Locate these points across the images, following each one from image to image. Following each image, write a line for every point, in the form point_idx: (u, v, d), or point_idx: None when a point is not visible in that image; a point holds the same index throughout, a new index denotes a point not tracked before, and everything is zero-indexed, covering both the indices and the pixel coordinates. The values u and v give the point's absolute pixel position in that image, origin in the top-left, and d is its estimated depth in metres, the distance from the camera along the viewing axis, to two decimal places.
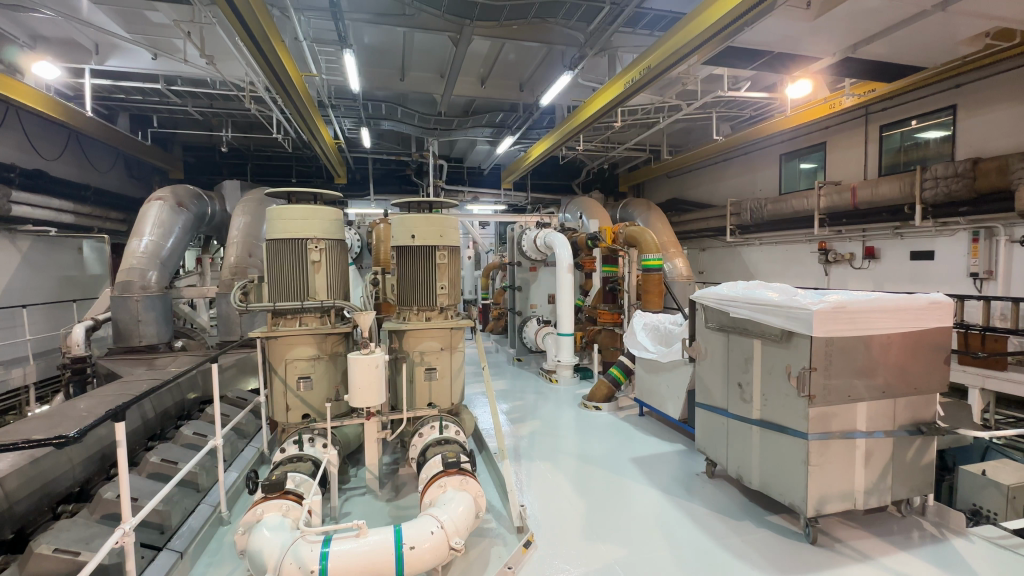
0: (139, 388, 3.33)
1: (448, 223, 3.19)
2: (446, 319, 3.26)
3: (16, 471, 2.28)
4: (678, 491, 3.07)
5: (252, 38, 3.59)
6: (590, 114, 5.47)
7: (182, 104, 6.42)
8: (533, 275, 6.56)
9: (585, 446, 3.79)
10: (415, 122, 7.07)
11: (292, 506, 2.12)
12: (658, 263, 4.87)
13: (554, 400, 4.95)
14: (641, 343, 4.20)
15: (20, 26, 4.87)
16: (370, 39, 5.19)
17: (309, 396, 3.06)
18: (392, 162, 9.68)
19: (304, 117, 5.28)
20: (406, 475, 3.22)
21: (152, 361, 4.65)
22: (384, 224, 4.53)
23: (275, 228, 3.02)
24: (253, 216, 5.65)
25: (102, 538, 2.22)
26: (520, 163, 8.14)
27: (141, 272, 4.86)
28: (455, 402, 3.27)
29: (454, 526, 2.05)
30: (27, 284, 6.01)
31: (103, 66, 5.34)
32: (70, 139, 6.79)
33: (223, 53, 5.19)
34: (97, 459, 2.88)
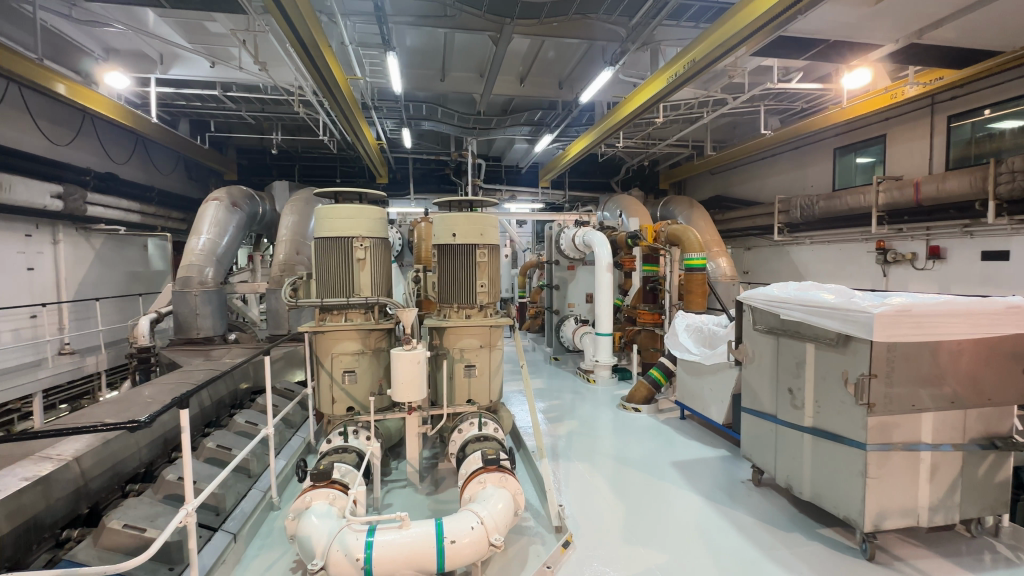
0: (198, 378, 3.54)
1: (488, 222, 3.21)
2: (486, 317, 3.28)
3: (90, 450, 2.47)
4: (721, 498, 2.97)
5: (303, 45, 3.74)
6: (631, 111, 5.36)
7: (236, 108, 6.76)
8: (571, 274, 6.52)
9: (623, 448, 3.74)
10: (455, 122, 7.16)
11: (338, 495, 2.19)
12: (701, 263, 4.71)
13: (592, 400, 4.90)
14: (683, 345, 4.06)
15: (95, 39, 5.28)
16: (412, 41, 5.29)
17: (353, 389, 3.16)
18: (432, 162, 9.85)
19: (348, 120, 5.44)
20: (445, 470, 3.27)
21: (208, 353, 4.93)
22: (425, 222, 4.62)
23: (323, 227, 3.13)
24: (301, 215, 5.88)
25: (165, 516, 2.37)
26: (558, 161, 8.08)
27: (199, 268, 5.16)
28: (493, 399, 3.30)
29: (494, 522, 2.06)
30: (99, 278, 6.50)
31: (167, 74, 5.69)
32: (137, 144, 7.29)
33: (275, 59, 5.44)
34: (160, 443, 3.09)
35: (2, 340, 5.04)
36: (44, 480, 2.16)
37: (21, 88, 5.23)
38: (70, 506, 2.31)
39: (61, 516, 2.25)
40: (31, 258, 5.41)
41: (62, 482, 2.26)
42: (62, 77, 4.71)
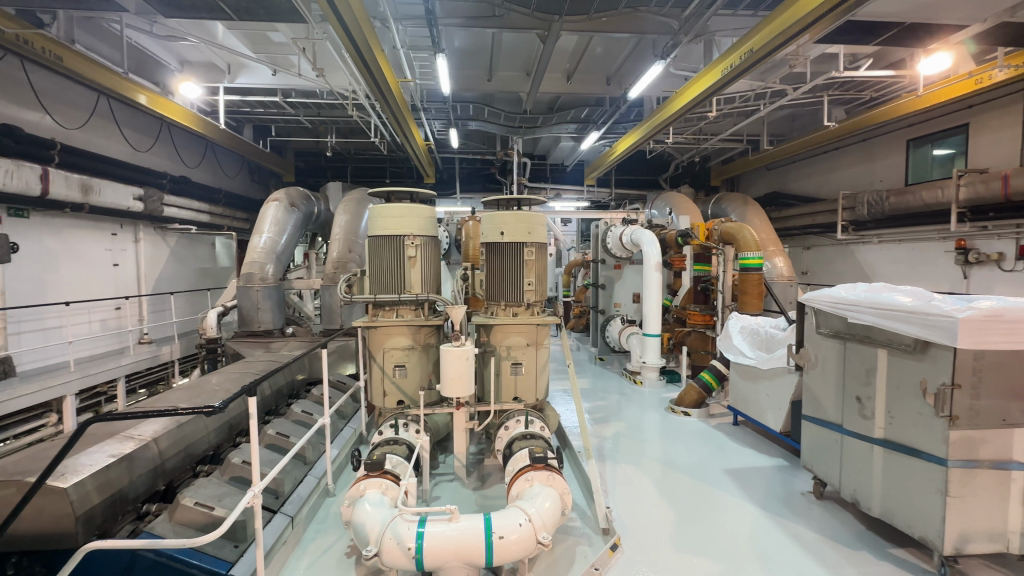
0: (260, 369, 3.76)
1: (536, 220, 3.21)
2: (533, 315, 3.28)
3: (166, 432, 2.68)
4: (778, 509, 2.83)
5: (358, 51, 3.89)
6: (682, 105, 5.20)
7: (295, 113, 7.11)
8: (618, 273, 6.41)
9: (672, 452, 3.63)
10: (501, 122, 7.22)
11: (390, 486, 2.26)
12: (758, 262, 4.49)
13: (639, 402, 4.79)
14: (737, 348, 3.88)
15: (172, 53, 5.72)
16: (460, 42, 5.37)
17: (404, 383, 3.25)
18: (478, 162, 9.97)
19: (399, 122, 5.60)
20: (491, 466, 3.31)
21: (268, 345, 5.22)
22: (473, 220, 4.68)
23: (376, 226, 3.24)
24: (354, 214, 6.11)
25: (231, 497, 2.54)
26: (605, 159, 7.95)
27: (261, 265, 5.48)
28: (539, 397, 3.30)
29: (541, 520, 2.06)
30: (173, 273, 7.03)
31: (234, 83, 6.07)
32: (207, 149, 7.83)
33: (331, 65, 5.69)
34: (226, 428, 3.30)
35: (92, 330, 5.56)
36: (127, 458, 2.36)
37: (109, 100, 5.74)
38: (149, 483, 2.51)
39: (141, 492, 2.45)
40: (116, 255, 5.93)
41: (142, 460, 2.46)
42: (143, 89, 5.13)
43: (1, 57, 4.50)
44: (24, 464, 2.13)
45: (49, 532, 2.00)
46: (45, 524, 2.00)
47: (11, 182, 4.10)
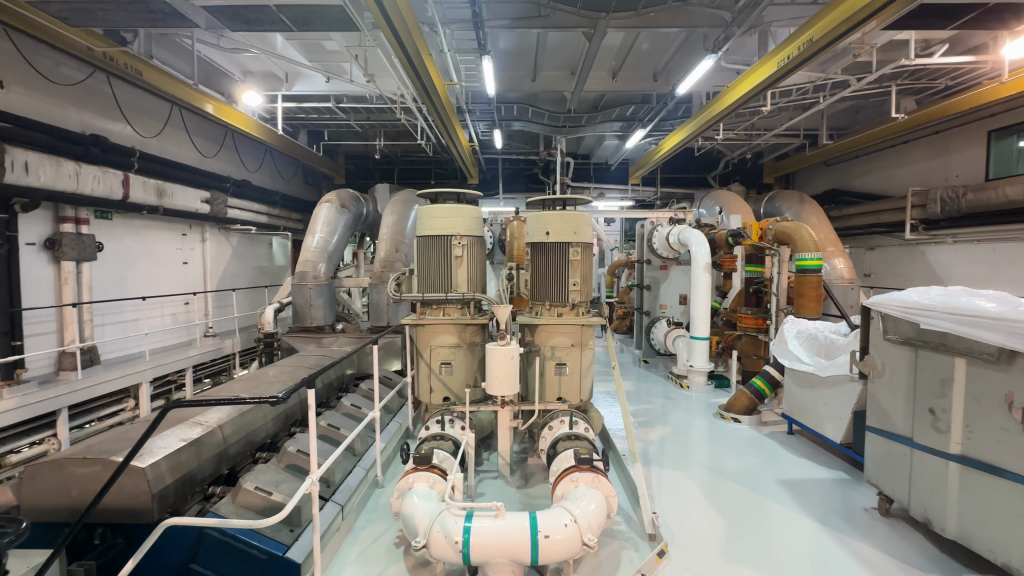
0: (313, 363, 3.93)
1: (582, 220, 3.19)
2: (578, 316, 3.26)
3: (229, 420, 2.86)
4: (838, 524, 2.68)
5: (408, 57, 4.02)
6: (734, 100, 5.01)
7: (347, 118, 7.39)
8: (664, 274, 6.25)
9: (721, 460, 3.51)
10: (545, 122, 7.20)
11: (437, 480, 2.31)
12: (816, 263, 4.25)
13: (685, 406, 4.66)
14: (793, 353, 3.70)
15: (236, 64, 6.09)
16: (505, 43, 5.41)
17: (450, 380, 3.31)
18: (521, 162, 10.01)
19: (445, 123, 5.71)
20: (535, 465, 3.32)
21: (321, 340, 5.46)
22: (517, 220, 4.71)
23: (425, 226, 3.32)
24: (401, 214, 6.28)
25: (287, 484, 2.68)
26: (650, 157, 7.78)
27: (314, 264, 5.75)
28: (584, 398, 3.28)
29: (587, 521, 2.05)
30: (235, 271, 7.49)
31: (291, 91, 6.40)
32: (266, 155, 8.29)
33: (380, 70, 5.88)
34: (283, 418, 3.47)
35: (164, 323, 6.02)
36: (196, 442, 2.54)
37: (181, 110, 6.19)
38: (215, 466, 2.69)
39: (208, 474, 2.63)
40: (185, 254, 6.38)
41: (209, 445, 2.64)
42: (211, 98, 5.49)
43: (90, 74, 4.95)
44: (109, 444, 2.34)
45: (130, 507, 2.19)
46: (127, 500, 2.18)
47: (94, 188, 4.53)
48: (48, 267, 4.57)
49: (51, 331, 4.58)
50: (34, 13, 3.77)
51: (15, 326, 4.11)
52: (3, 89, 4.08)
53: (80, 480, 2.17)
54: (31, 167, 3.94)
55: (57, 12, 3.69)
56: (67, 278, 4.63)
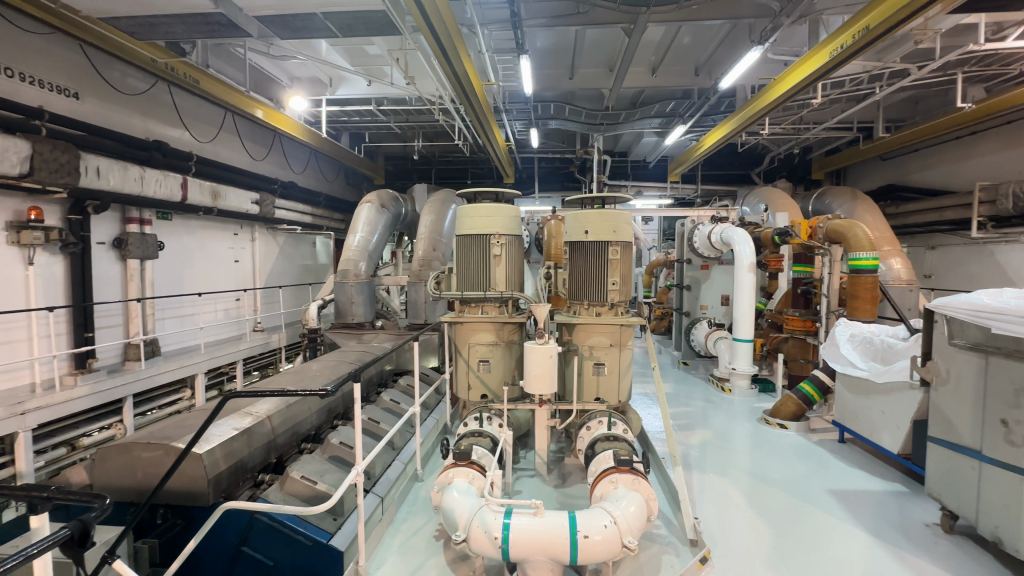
0: (356, 358, 4.06)
1: (621, 218, 3.15)
2: (616, 315, 3.22)
3: (277, 411, 2.99)
4: (894, 538, 2.53)
5: (447, 59, 4.08)
6: (781, 93, 4.81)
7: (387, 120, 7.58)
8: (705, 274, 6.09)
9: (765, 467, 3.38)
10: (582, 119, 7.11)
11: (476, 476, 2.34)
12: (872, 263, 4.02)
13: (727, 410, 4.52)
14: (846, 358, 3.53)
15: (284, 71, 6.35)
16: (542, 42, 5.41)
17: (488, 378, 3.34)
18: (557, 160, 9.97)
19: (482, 123, 5.76)
20: (572, 465, 3.31)
21: (361, 337, 5.63)
22: (555, 219, 4.70)
23: (464, 225, 3.37)
24: (438, 214, 6.38)
25: (331, 474, 2.78)
26: (691, 154, 7.59)
27: (355, 262, 5.93)
28: (622, 399, 3.23)
29: (627, 524, 2.02)
30: (281, 269, 7.82)
31: (335, 95, 6.62)
32: (311, 157, 8.60)
33: (420, 72, 5.98)
34: (326, 411, 3.59)
35: (217, 317, 6.37)
36: (247, 431, 2.68)
37: (233, 116, 6.52)
38: (264, 454, 2.82)
39: (258, 462, 2.77)
40: (237, 252, 6.72)
41: (259, 434, 2.78)
42: (260, 104, 5.76)
43: (154, 83, 5.27)
44: (170, 431, 2.49)
45: (188, 490, 2.33)
46: (186, 484, 2.32)
47: (156, 190, 4.85)
48: (116, 265, 4.91)
49: (118, 323, 4.93)
50: (113, 33, 4.09)
51: (87, 319, 4.45)
52: (77, 100, 4.44)
53: (145, 463, 2.32)
54: (102, 171, 4.25)
55: (125, 27, 3.96)
56: (132, 275, 4.97)
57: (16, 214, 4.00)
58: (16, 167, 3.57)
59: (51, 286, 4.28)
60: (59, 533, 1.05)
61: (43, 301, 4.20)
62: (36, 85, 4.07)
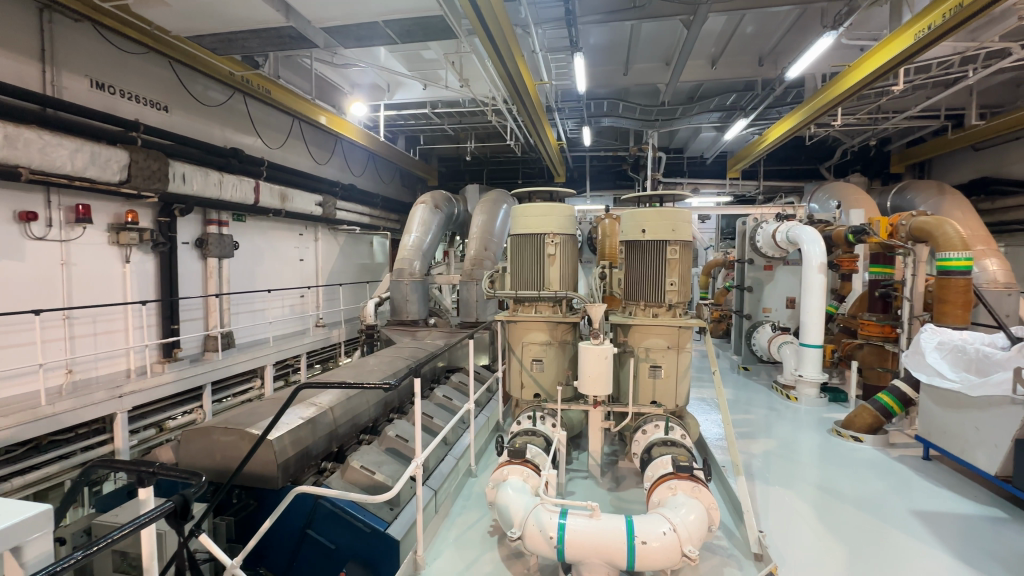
0: (411, 354, 4.19)
1: (681, 217, 3.05)
2: (674, 317, 3.13)
3: (338, 403, 3.13)
4: (988, 567, 2.30)
5: (502, 60, 4.12)
6: (856, 81, 4.47)
7: (441, 122, 7.76)
8: (768, 274, 5.78)
9: (836, 481, 3.16)
10: (636, 116, 6.94)
11: (531, 474, 2.35)
12: (965, 265, 3.66)
13: (792, 419, 4.26)
14: (932, 367, 3.22)
15: (346, 79, 6.66)
16: (597, 39, 5.35)
17: (541, 377, 3.34)
18: (609, 158, 9.81)
19: (534, 123, 5.78)
20: (626, 469, 3.24)
21: (415, 334, 5.80)
22: (609, 218, 4.63)
23: (519, 225, 3.39)
24: (490, 214, 6.43)
25: (387, 465, 2.89)
26: (753, 148, 7.22)
27: (410, 261, 6.12)
28: (680, 403, 3.13)
29: (687, 532, 1.96)
30: (341, 268, 8.21)
31: (392, 100, 6.86)
32: (369, 160, 8.95)
33: (474, 75, 6.08)
34: (383, 405, 3.72)
35: (284, 312, 6.78)
36: (311, 421, 2.83)
37: (300, 123, 6.92)
38: (327, 444, 2.97)
39: (321, 450, 2.91)
40: (302, 252, 7.13)
41: (322, 424, 2.93)
42: (324, 111, 6.09)
43: (231, 95, 5.69)
44: (245, 417, 2.68)
45: (260, 474, 2.49)
46: (258, 467, 2.49)
47: (232, 193, 5.24)
48: (197, 263, 5.35)
49: (199, 317, 5.36)
50: (202, 52, 4.52)
51: (173, 312, 4.88)
52: (167, 113, 4.86)
53: (223, 446, 2.52)
54: (187, 177, 4.64)
55: (208, 44, 4.29)
56: (212, 272, 5.40)
57: (115, 217, 4.45)
58: (116, 174, 3.99)
59: (144, 282, 4.73)
60: (164, 506, 1.16)
61: (137, 295, 4.65)
62: (131, 99, 4.50)
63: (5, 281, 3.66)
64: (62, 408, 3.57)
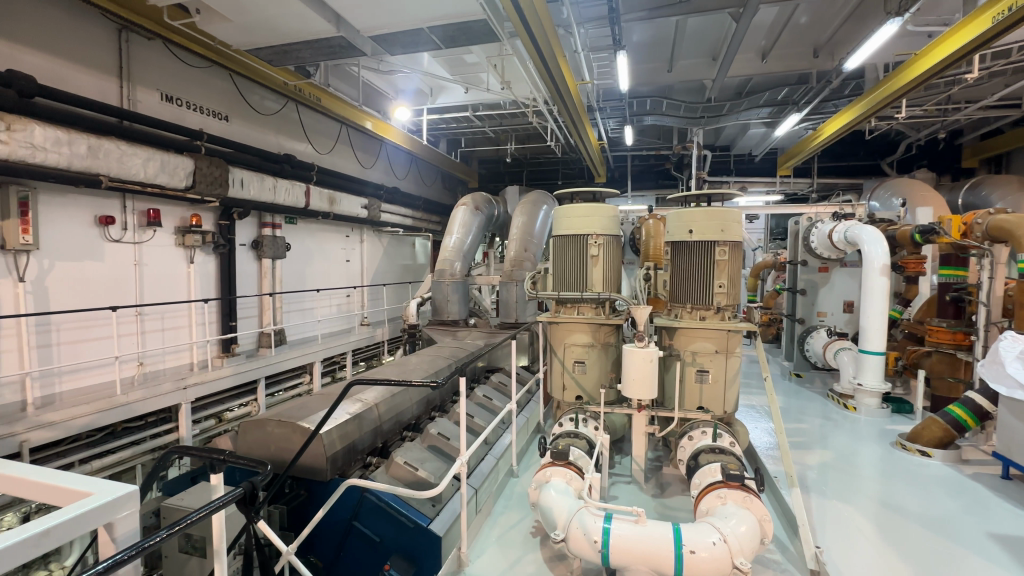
0: (453, 354, 4.26)
1: (731, 216, 2.95)
2: (722, 320, 3.03)
3: (382, 400, 3.22)
4: None
5: (544, 62, 4.12)
6: (923, 70, 4.18)
7: (482, 125, 7.84)
8: (823, 276, 5.49)
9: (900, 497, 2.96)
10: (681, 113, 6.76)
11: (574, 477, 2.33)
12: None
13: (850, 430, 4.02)
14: (1014, 379, 2.95)
15: (391, 84, 6.86)
16: (640, 36, 5.25)
17: (583, 379, 3.31)
18: (652, 158, 9.61)
19: (575, 123, 5.74)
20: (671, 475, 3.16)
21: (457, 334, 5.88)
22: (653, 218, 4.53)
23: (561, 226, 3.39)
24: (529, 215, 6.43)
25: (430, 462, 2.95)
26: (806, 144, 6.88)
27: (451, 263, 6.22)
28: (728, 410, 3.02)
29: (739, 544, 1.89)
30: (385, 268, 8.44)
31: (435, 103, 7.01)
32: (411, 163, 9.17)
33: (515, 76, 6.11)
34: (425, 403, 3.79)
35: (331, 311, 7.05)
36: (357, 416, 2.93)
37: (347, 129, 7.18)
38: (372, 439, 3.06)
39: (367, 445, 3.01)
40: (348, 253, 7.39)
41: (368, 420, 3.03)
42: (369, 116, 6.37)
43: (285, 104, 5.97)
44: (297, 411, 2.81)
45: (311, 466, 2.60)
46: (308, 459, 2.60)
47: (286, 197, 5.50)
48: (253, 263, 5.64)
49: (255, 314, 5.66)
50: (259, 63, 4.75)
51: (231, 310, 5.17)
52: (227, 122, 5.16)
53: (276, 438, 2.65)
54: (244, 182, 4.91)
55: (265, 56, 4.52)
56: (266, 272, 5.68)
57: (181, 220, 4.77)
58: (183, 180, 4.28)
59: (206, 281, 5.04)
60: (235, 492, 1.23)
61: (200, 293, 4.96)
62: (196, 110, 4.81)
63: (86, 279, 4.00)
64: (135, 398, 3.86)
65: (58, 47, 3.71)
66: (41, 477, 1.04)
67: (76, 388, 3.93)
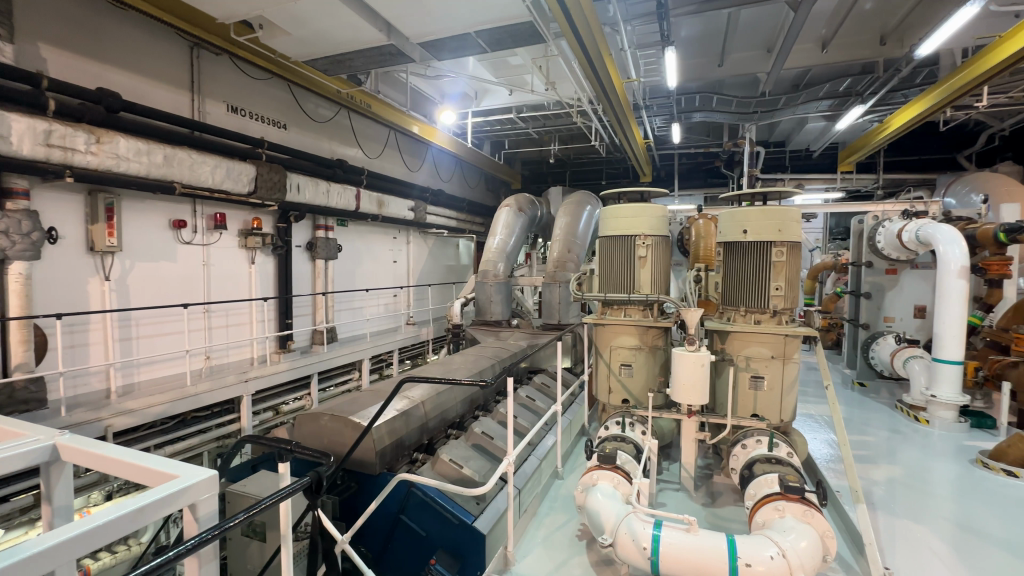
0: (497, 354, 4.30)
1: (789, 215, 2.81)
2: (779, 325, 2.90)
3: (428, 397, 3.29)
4: None
5: (590, 61, 4.09)
6: (1010, 54, 3.82)
7: (526, 126, 7.86)
8: (891, 279, 5.13)
9: (980, 519, 2.72)
10: (732, 109, 6.51)
11: (622, 482, 2.30)
12: None
13: (921, 445, 3.73)
14: None
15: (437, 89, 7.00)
16: (688, 31, 5.11)
17: (630, 383, 3.25)
18: (700, 156, 9.30)
19: (621, 122, 5.65)
20: (722, 485, 3.05)
21: (500, 334, 5.93)
22: (703, 218, 4.37)
23: (608, 227, 3.35)
24: (572, 216, 6.39)
25: (474, 461, 2.98)
26: (871, 138, 6.45)
27: (494, 263, 6.28)
28: (785, 419, 2.88)
29: (799, 560, 1.80)
30: (430, 269, 8.62)
31: (480, 106, 7.10)
32: (456, 166, 9.33)
33: (560, 76, 6.08)
34: (469, 402, 3.83)
35: (379, 310, 7.28)
36: (405, 413, 3.00)
37: (395, 133, 7.41)
38: (418, 436, 3.13)
39: (414, 441, 3.08)
40: (395, 254, 7.61)
41: (415, 417, 3.10)
42: (416, 121, 6.53)
43: (338, 111, 6.24)
44: (349, 406, 2.93)
45: (362, 459, 2.70)
46: (359, 452, 2.69)
47: (338, 201, 5.74)
48: (307, 264, 5.92)
49: (308, 313, 5.94)
50: (314, 73, 4.97)
51: (288, 308, 5.45)
52: (285, 130, 5.45)
53: (330, 431, 2.76)
54: (301, 187, 5.17)
55: (320, 66, 4.73)
56: (319, 273, 5.94)
57: (244, 223, 5.08)
58: (246, 185, 4.55)
59: (265, 281, 5.34)
60: (301, 482, 1.29)
61: (260, 292, 5.25)
62: (257, 120, 5.10)
63: (162, 278, 4.34)
64: (203, 389, 4.14)
65: (139, 65, 4.04)
66: (129, 458, 1.13)
67: (151, 378, 4.27)
